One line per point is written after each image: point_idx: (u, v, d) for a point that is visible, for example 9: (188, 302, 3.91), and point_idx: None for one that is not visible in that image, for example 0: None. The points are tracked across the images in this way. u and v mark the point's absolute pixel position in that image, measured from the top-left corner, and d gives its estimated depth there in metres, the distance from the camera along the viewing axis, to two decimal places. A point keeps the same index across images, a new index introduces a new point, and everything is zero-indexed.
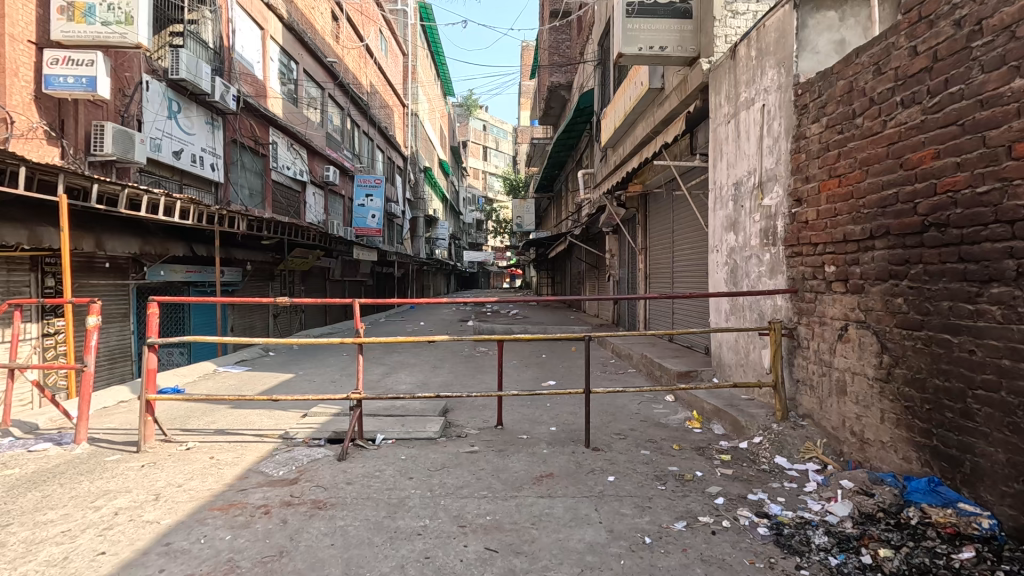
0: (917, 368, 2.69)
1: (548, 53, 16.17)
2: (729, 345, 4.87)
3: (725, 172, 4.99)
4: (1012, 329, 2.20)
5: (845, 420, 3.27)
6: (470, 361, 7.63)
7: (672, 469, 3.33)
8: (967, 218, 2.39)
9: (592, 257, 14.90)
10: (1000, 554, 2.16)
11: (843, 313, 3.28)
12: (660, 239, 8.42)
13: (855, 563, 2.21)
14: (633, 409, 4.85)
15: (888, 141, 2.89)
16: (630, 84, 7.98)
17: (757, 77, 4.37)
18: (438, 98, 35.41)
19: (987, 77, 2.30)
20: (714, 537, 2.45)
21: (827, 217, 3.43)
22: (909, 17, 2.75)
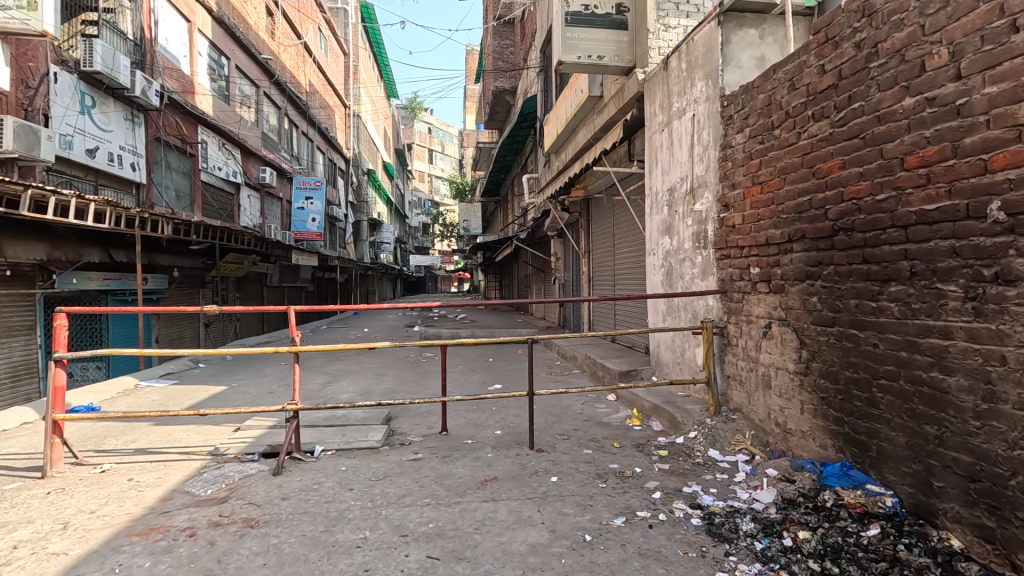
0: (831, 362, 2.91)
1: (492, 58, 16.21)
2: (666, 344, 5.07)
3: (660, 178, 5.19)
4: (907, 324, 2.42)
5: (770, 412, 3.49)
6: (415, 367, 7.51)
7: (612, 466, 3.43)
8: (869, 223, 2.61)
9: (538, 261, 15.08)
10: (901, 529, 2.37)
11: (766, 312, 3.50)
12: (602, 243, 8.65)
13: (777, 546, 2.36)
14: (576, 409, 4.94)
15: (802, 151, 3.11)
16: (571, 92, 8.18)
17: (687, 89, 4.60)
18: (382, 100, 34.77)
19: (883, 96, 2.53)
20: (651, 531, 2.54)
21: (750, 222, 3.65)
22: (817, 38, 2.98)
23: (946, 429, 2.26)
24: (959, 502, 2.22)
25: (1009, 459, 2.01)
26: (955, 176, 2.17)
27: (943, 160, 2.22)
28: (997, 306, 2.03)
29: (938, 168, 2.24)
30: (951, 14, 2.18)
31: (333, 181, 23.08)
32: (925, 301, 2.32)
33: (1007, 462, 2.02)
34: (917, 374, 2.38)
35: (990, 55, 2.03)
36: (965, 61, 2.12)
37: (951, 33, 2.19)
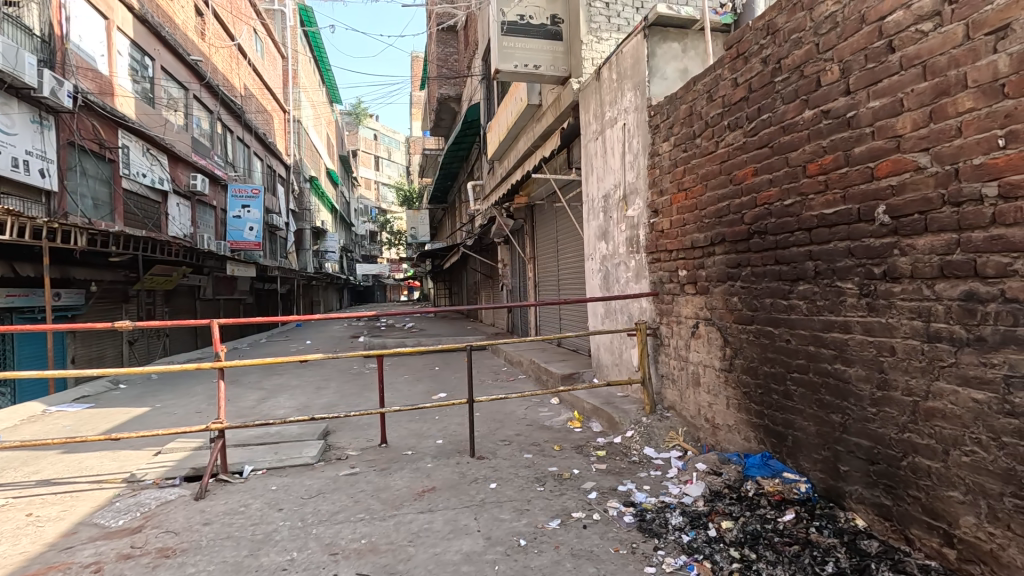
0: (751, 358, 3.08)
1: (436, 65, 16.12)
2: (606, 346, 5.19)
3: (595, 185, 5.33)
4: (814, 320, 2.59)
5: (700, 409, 3.63)
6: (357, 379, 7.30)
7: (551, 469, 3.46)
8: (779, 226, 2.79)
9: (486, 267, 15.09)
10: (813, 512, 2.53)
11: (694, 312, 3.65)
12: (546, 248, 8.76)
13: (703, 537, 2.46)
14: (519, 415, 4.96)
15: (721, 159, 3.29)
16: (511, 100, 8.29)
17: (617, 98, 4.76)
18: (324, 105, 33.82)
19: (786, 108, 2.72)
20: (585, 531, 2.58)
21: (677, 226, 3.81)
22: (730, 53, 3.17)
23: (849, 416, 2.44)
24: (862, 484, 2.40)
25: (900, 441, 2.20)
26: (848, 182, 2.36)
27: (838, 168, 2.41)
28: (886, 301, 2.21)
29: (834, 175, 2.43)
30: (840, 34, 2.38)
31: (273, 189, 22.16)
32: (828, 298, 2.50)
33: (899, 444, 2.21)
34: (823, 366, 2.55)
35: (872, 72, 2.23)
36: (853, 77, 2.32)
37: (840, 52, 2.38)
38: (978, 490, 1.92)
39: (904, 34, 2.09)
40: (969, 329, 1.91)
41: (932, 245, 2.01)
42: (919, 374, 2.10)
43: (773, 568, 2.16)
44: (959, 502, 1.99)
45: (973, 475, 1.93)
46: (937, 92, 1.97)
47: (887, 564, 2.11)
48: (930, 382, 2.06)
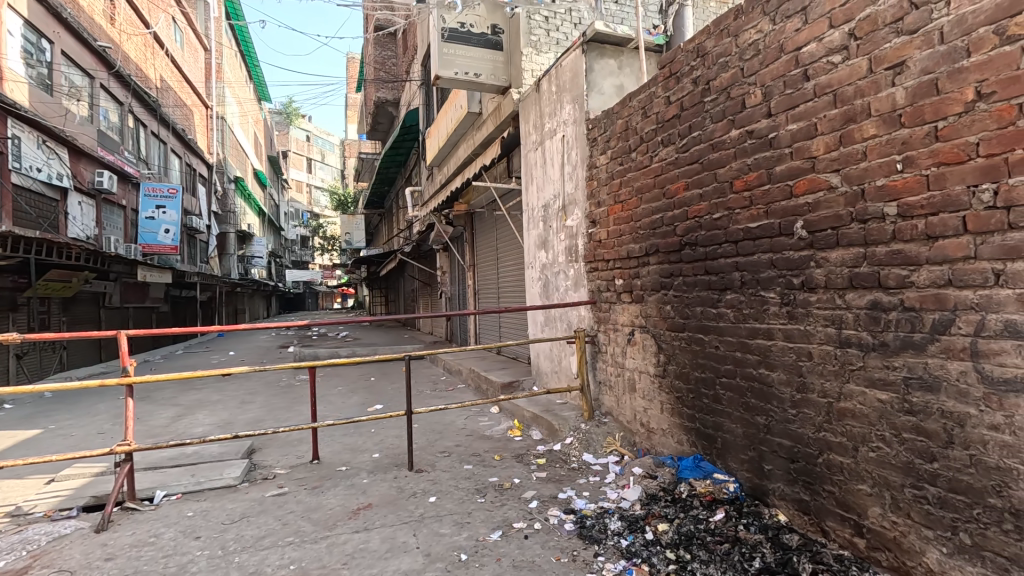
0: (683, 364, 3.21)
1: (373, 67, 15.76)
2: (545, 354, 5.24)
3: (535, 195, 5.39)
4: (741, 327, 2.74)
5: (636, 414, 3.74)
6: (287, 392, 6.90)
7: (492, 480, 3.43)
8: (708, 238, 2.94)
9: (424, 274, 14.85)
10: (741, 510, 2.67)
11: (629, 320, 3.77)
12: (486, 256, 8.76)
13: (640, 540, 2.53)
14: (459, 425, 4.89)
15: (655, 173, 3.42)
16: (451, 107, 8.25)
17: (557, 110, 4.86)
18: (251, 103, 32.08)
19: (714, 127, 2.88)
20: (526, 541, 2.57)
21: (614, 237, 3.93)
22: (663, 72, 3.32)
23: (772, 418, 2.59)
24: (784, 481, 2.55)
25: (817, 440, 2.36)
26: (770, 199, 2.53)
27: (762, 185, 2.57)
28: (804, 309, 2.37)
29: (758, 192, 2.59)
30: (762, 61, 2.56)
31: (193, 189, 20.67)
32: (752, 307, 2.66)
33: (815, 443, 2.37)
34: (749, 371, 2.70)
35: (790, 98, 2.40)
36: (773, 101, 2.49)
37: (762, 77, 2.56)
38: (882, 482, 2.10)
39: (818, 64, 2.28)
40: (874, 335, 2.09)
41: (843, 258, 2.19)
42: (832, 377, 2.27)
43: (706, 567, 2.25)
44: (866, 493, 2.17)
45: (879, 470, 2.11)
46: (846, 118, 2.16)
47: (807, 556, 2.26)
48: (842, 384, 2.23)
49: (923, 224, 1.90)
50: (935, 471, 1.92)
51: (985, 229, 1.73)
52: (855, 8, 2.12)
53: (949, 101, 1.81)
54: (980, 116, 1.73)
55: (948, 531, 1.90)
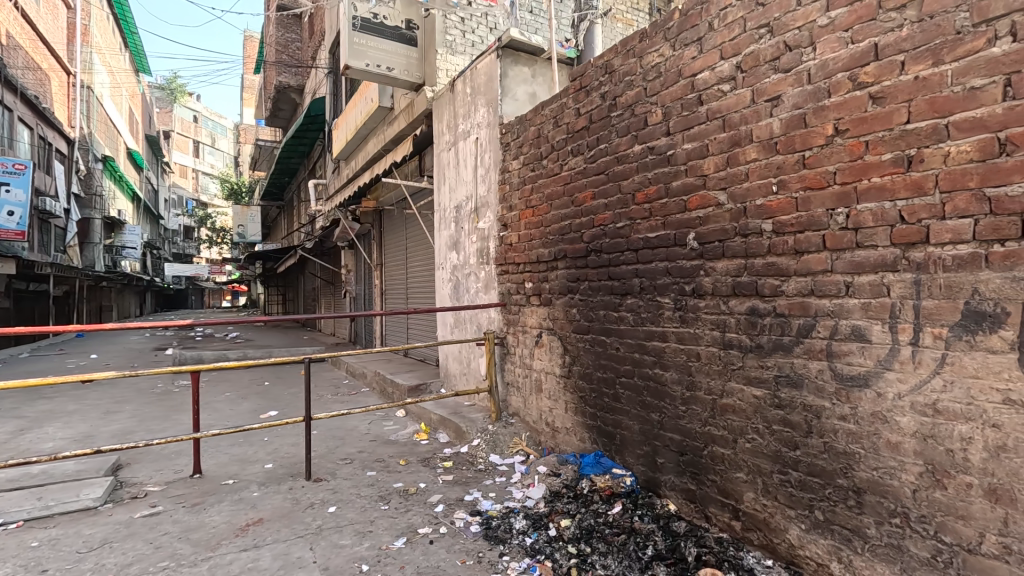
0: (586, 365, 3.36)
1: (275, 49, 14.69)
2: (454, 356, 5.21)
3: (447, 195, 5.35)
4: (639, 330, 2.93)
5: (541, 414, 3.83)
6: (163, 400, 6.18)
7: (396, 486, 3.33)
8: (612, 246, 3.10)
9: (327, 273, 14.11)
10: (636, 502, 2.85)
11: (537, 323, 3.86)
12: (395, 255, 8.52)
13: (543, 537, 2.61)
14: (362, 431, 4.70)
15: (564, 181, 3.55)
16: (361, 99, 7.94)
17: (471, 112, 4.87)
18: (126, 74, 28.43)
19: (619, 141, 3.05)
20: (431, 546, 2.54)
21: (524, 241, 4.01)
22: (573, 84, 3.45)
23: (665, 414, 2.79)
24: (674, 472, 2.76)
25: (703, 434, 2.58)
26: (667, 211, 2.73)
27: (660, 198, 2.77)
28: (694, 314, 2.59)
29: (656, 205, 2.79)
30: (663, 83, 2.76)
31: (48, 165, 17.84)
32: (649, 311, 2.85)
33: (701, 436, 2.59)
34: (645, 371, 2.89)
35: (687, 119, 2.61)
36: (672, 121, 2.69)
37: (662, 98, 2.76)
38: (756, 469, 2.35)
39: (710, 91, 2.50)
40: (752, 337, 2.33)
41: (727, 268, 2.42)
42: (716, 375, 2.50)
43: (604, 560, 2.38)
44: (742, 480, 2.42)
45: (753, 459, 2.36)
46: (732, 142, 2.40)
47: (692, 541, 2.47)
48: (725, 382, 2.46)
49: (793, 240, 2.16)
50: (797, 458, 2.19)
51: (840, 247, 2.00)
52: (741, 44, 2.36)
53: (814, 134, 2.08)
54: (837, 149, 2.00)
55: (806, 509, 2.17)
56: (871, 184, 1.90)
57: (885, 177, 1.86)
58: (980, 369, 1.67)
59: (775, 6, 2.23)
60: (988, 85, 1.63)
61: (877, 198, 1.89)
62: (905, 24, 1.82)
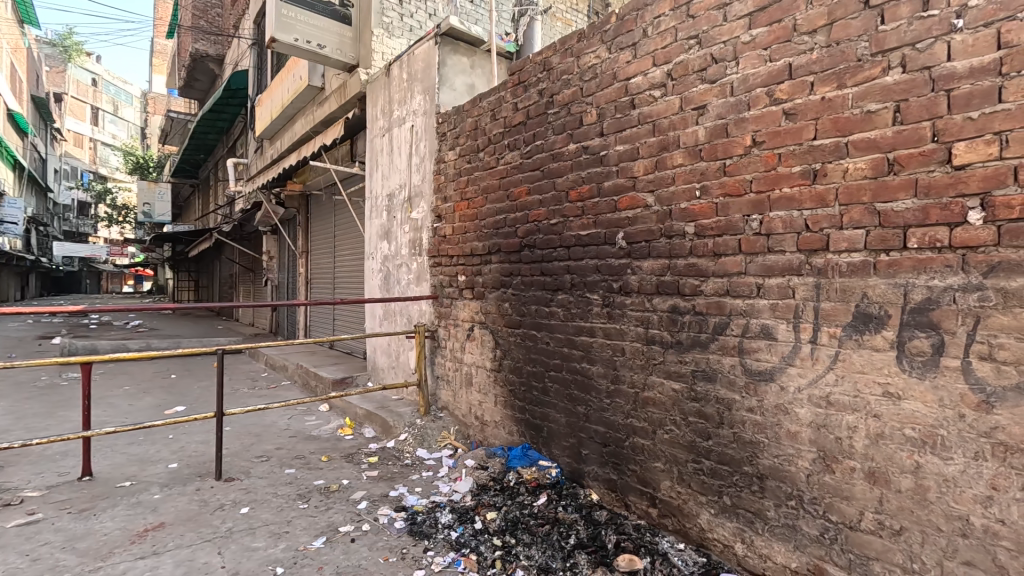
0: (517, 359, 3.38)
1: (192, 14, 13.49)
2: (382, 349, 5.07)
3: (380, 183, 5.18)
4: (569, 325, 2.99)
5: (471, 408, 3.82)
6: (47, 395, 5.52)
7: (317, 483, 3.19)
8: (545, 242, 3.14)
9: (247, 259, 13.24)
10: (561, 493, 2.92)
11: (469, 316, 3.83)
12: (322, 243, 8.14)
13: (469, 530, 2.62)
14: (281, 427, 4.45)
15: (500, 175, 3.54)
16: (288, 76, 7.50)
17: (407, 98, 4.73)
18: (7, 24, 24.92)
19: (556, 138, 3.09)
20: (353, 545, 2.47)
21: (458, 233, 3.97)
22: (512, 79, 3.44)
23: (590, 407, 2.88)
24: (597, 463, 2.86)
25: (625, 426, 2.69)
26: (598, 210, 2.80)
27: (592, 197, 2.84)
28: (621, 310, 2.68)
29: (589, 203, 2.85)
30: (598, 84, 2.82)
31: None
32: (579, 307, 2.92)
33: (624, 428, 2.70)
34: (574, 365, 2.96)
35: (619, 121, 2.69)
36: (606, 122, 2.77)
37: (598, 99, 2.82)
38: (672, 459, 2.48)
39: (642, 96, 2.59)
40: (672, 334, 2.45)
41: (653, 267, 2.52)
42: (639, 370, 2.61)
43: (528, 550, 2.43)
44: (660, 469, 2.54)
45: (670, 449, 2.49)
46: (661, 146, 2.50)
47: (613, 528, 2.58)
48: (647, 376, 2.57)
49: (712, 243, 2.29)
50: (710, 447, 2.33)
51: (754, 251, 2.15)
52: (672, 52, 2.46)
53: (734, 144, 2.21)
54: (754, 159, 2.15)
55: (716, 496, 2.32)
56: (782, 194, 2.06)
57: (794, 188, 2.02)
58: (866, 365, 1.85)
59: (703, 20, 2.34)
60: (881, 110, 1.80)
61: (786, 207, 2.04)
62: (815, 48, 1.97)
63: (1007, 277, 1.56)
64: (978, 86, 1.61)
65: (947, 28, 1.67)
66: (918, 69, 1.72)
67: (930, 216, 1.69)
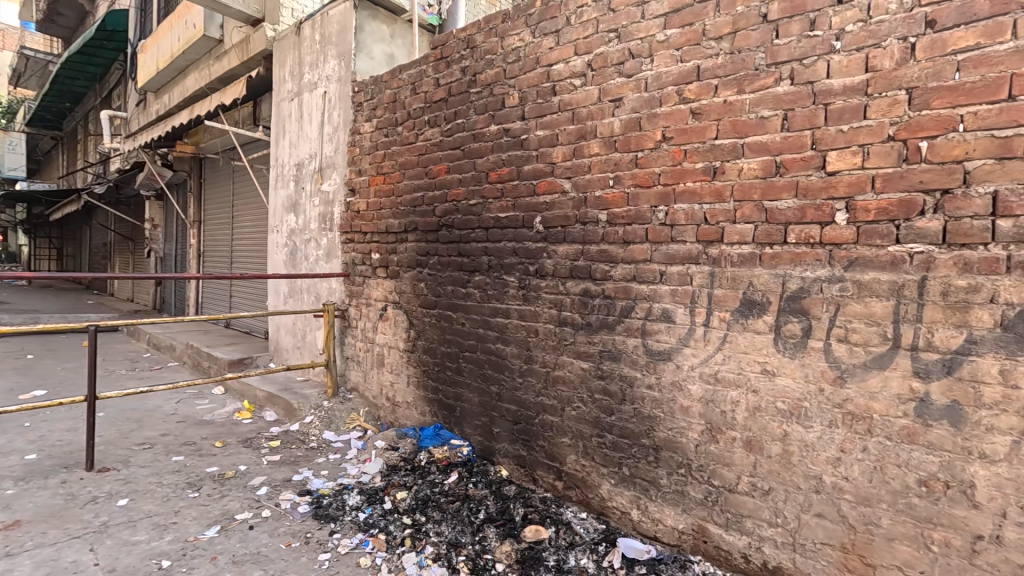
0: (432, 340, 3.35)
1: None
2: (287, 328, 4.79)
3: (287, 151, 4.83)
4: (484, 307, 3.02)
5: (382, 388, 3.74)
6: None
7: (209, 470, 2.97)
8: (463, 222, 3.13)
9: (125, 227, 11.76)
10: (471, 470, 2.97)
11: (383, 295, 3.73)
12: (218, 212, 7.45)
13: (378, 511, 2.59)
14: (166, 411, 4.06)
15: (419, 151, 3.44)
16: (179, 23, 6.68)
17: (320, 62, 4.43)
18: None
19: (477, 118, 3.06)
20: (251, 533, 2.35)
21: (373, 209, 3.82)
22: (434, 53, 3.35)
23: (503, 386, 2.94)
24: (508, 441, 2.94)
25: (536, 404, 2.79)
26: (517, 193, 2.84)
27: (512, 180, 2.86)
28: (535, 293, 2.76)
29: (508, 186, 2.88)
30: (522, 67, 2.83)
31: None
32: (495, 289, 2.96)
33: (534, 406, 2.80)
34: (488, 346, 3.00)
35: (540, 107, 2.73)
36: (527, 106, 2.79)
37: (520, 82, 2.84)
38: (578, 434, 2.62)
39: (563, 84, 2.64)
40: (583, 316, 2.57)
41: (567, 252, 2.61)
42: (550, 350, 2.70)
43: (438, 527, 2.46)
44: (566, 444, 2.67)
45: (576, 424, 2.62)
46: (579, 135, 2.57)
47: (521, 502, 2.68)
48: (558, 356, 2.68)
49: (622, 231, 2.41)
50: (612, 422, 2.49)
51: (659, 240, 2.30)
52: (593, 43, 2.53)
53: (646, 138, 2.34)
54: (663, 154, 2.28)
55: (616, 467, 2.49)
56: (686, 188, 2.22)
57: (696, 183, 2.18)
58: (749, 346, 2.07)
59: (623, 15, 2.43)
60: (772, 116, 2.00)
61: (689, 200, 2.20)
62: (720, 53, 2.13)
63: (862, 270, 1.81)
64: (850, 102, 1.83)
65: (827, 49, 1.88)
66: (804, 83, 1.93)
67: (806, 215, 1.92)
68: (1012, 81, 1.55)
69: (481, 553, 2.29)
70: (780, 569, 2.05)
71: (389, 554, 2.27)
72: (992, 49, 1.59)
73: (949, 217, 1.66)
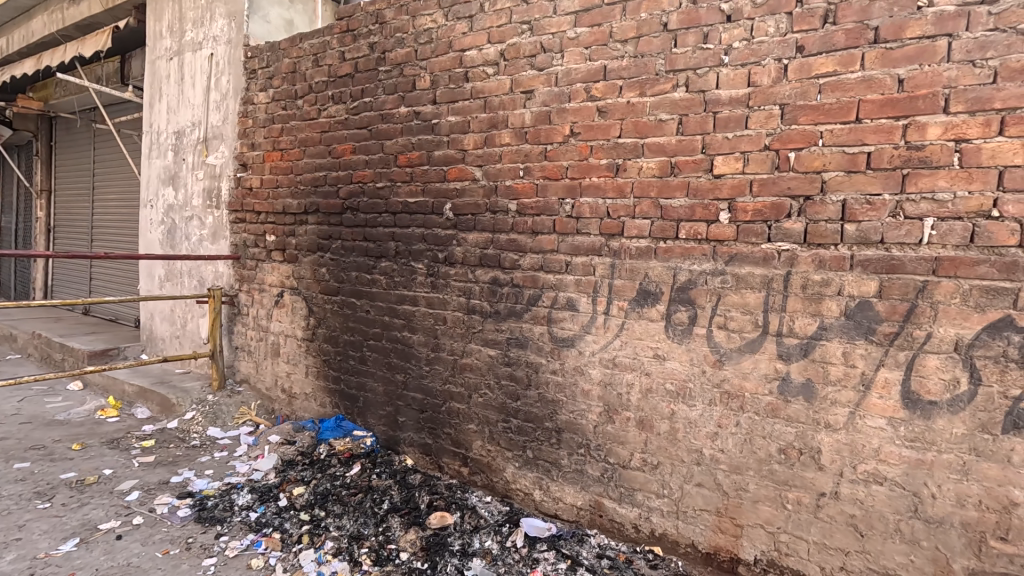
0: (334, 328, 3.19)
1: None
2: (163, 315, 4.29)
3: (164, 117, 4.29)
4: (391, 294, 2.94)
5: (276, 379, 3.49)
6: None
7: (65, 476, 2.60)
8: (369, 206, 3.01)
9: None
10: (375, 461, 2.89)
11: (279, 280, 3.47)
12: (75, 182, 6.44)
13: (273, 509, 2.45)
14: (5, 412, 3.48)
15: (321, 128, 3.24)
16: None
17: (205, 20, 3.97)
18: None
19: (386, 99, 2.94)
20: (119, 543, 2.11)
21: (268, 187, 3.53)
22: (339, 24, 3.15)
23: (409, 374, 2.89)
24: (413, 429, 2.90)
25: (443, 391, 2.77)
26: (427, 178, 2.78)
27: (421, 164, 2.80)
28: (444, 280, 2.74)
29: (417, 170, 2.81)
30: (433, 50, 2.76)
31: None
32: (402, 275, 2.89)
33: (441, 394, 2.78)
34: (394, 334, 2.93)
35: (452, 92, 2.69)
36: (439, 90, 2.74)
37: (432, 65, 2.77)
38: (484, 420, 2.66)
39: (476, 71, 2.62)
40: (491, 304, 2.60)
41: (477, 240, 2.62)
42: (459, 338, 2.70)
43: (339, 521, 2.38)
44: (473, 431, 2.70)
45: (483, 410, 2.66)
46: (491, 123, 2.58)
47: (426, 490, 2.66)
48: (466, 343, 2.68)
49: (531, 221, 2.47)
50: (517, 407, 2.56)
51: (566, 232, 2.39)
52: (506, 33, 2.54)
53: (555, 131, 2.41)
54: (571, 148, 2.36)
55: (520, 450, 2.57)
56: (591, 183, 2.32)
57: (601, 179, 2.29)
58: (644, 333, 2.23)
59: (536, 8, 2.46)
60: (670, 120, 2.15)
61: (594, 195, 2.31)
62: (625, 56, 2.25)
63: (740, 265, 2.03)
64: (734, 113, 2.02)
65: (718, 62, 2.06)
66: (697, 91, 2.10)
67: (696, 213, 2.10)
68: (859, 106, 1.82)
69: (385, 544, 2.27)
70: (665, 535, 2.25)
71: (284, 553, 2.16)
72: (846, 77, 1.84)
73: (810, 219, 1.91)
